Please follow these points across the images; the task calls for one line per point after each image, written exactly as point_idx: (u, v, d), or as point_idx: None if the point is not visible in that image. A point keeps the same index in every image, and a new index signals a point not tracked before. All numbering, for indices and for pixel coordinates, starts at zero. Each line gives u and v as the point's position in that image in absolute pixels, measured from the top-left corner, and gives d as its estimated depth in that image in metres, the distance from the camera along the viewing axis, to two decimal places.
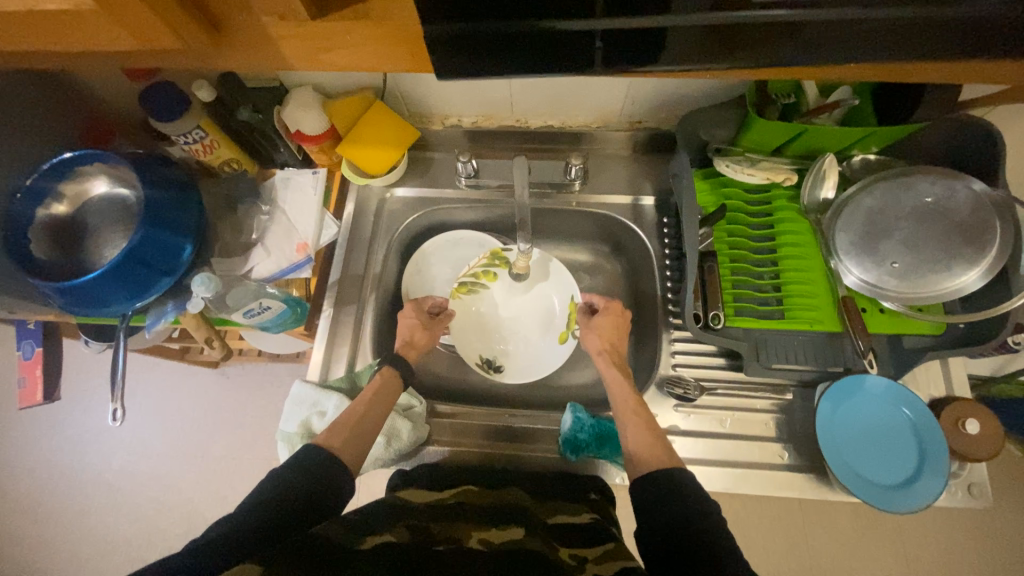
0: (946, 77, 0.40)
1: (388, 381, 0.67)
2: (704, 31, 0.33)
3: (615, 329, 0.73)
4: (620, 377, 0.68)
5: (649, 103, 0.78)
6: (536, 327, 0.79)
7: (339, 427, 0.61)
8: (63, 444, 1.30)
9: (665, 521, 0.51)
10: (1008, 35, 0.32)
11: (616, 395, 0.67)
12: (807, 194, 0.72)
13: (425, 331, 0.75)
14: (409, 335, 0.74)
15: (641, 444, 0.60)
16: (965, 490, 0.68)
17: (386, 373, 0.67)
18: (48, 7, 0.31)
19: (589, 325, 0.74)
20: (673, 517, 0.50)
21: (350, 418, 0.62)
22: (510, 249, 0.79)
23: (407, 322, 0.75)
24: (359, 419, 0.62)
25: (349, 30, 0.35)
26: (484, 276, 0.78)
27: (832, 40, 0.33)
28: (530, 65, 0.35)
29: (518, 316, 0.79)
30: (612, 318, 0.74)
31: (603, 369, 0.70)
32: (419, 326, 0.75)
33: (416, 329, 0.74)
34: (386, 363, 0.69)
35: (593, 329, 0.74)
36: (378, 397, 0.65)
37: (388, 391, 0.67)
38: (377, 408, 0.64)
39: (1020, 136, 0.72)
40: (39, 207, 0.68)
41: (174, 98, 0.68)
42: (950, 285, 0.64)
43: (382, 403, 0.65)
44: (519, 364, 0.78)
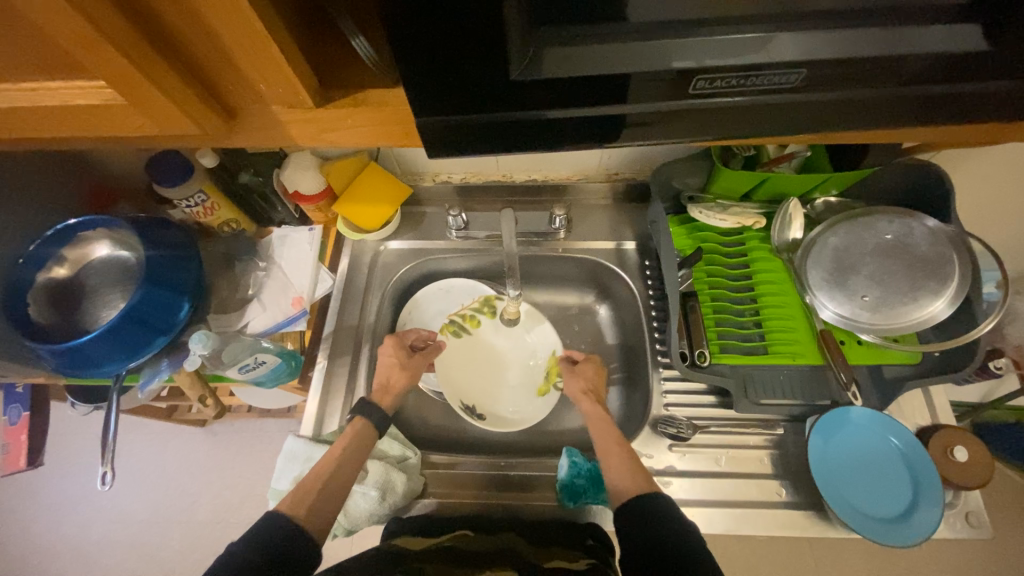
0: (885, 137, 0.45)
1: (359, 432, 0.66)
2: (665, 113, 0.37)
3: (597, 377, 0.75)
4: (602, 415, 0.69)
5: (624, 157, 0.85)
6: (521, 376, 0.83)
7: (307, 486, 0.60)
8: (40, 516, 1.24)
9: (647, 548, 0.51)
10: (919, 110, 0.37)
11: (599, 433, 0.67)
12: (777, 234, 0.77)
13: (403, 370, 0.74)
14: (386, 376, 0.74)
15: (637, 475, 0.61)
16: (964, 520, 0.68)
17: (360, 424, 0.67)
18: (80, 102, 0.35)
19: (570, 374, 0.75)
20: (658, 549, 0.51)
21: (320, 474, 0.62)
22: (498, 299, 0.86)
23: (385, 361, 0.74)
24: (332, 477, 0.62)
25: (350, 115, 0.39)
26: (470, 321, 0.85)
27: (775, 116, 0.38)
28: (511, 141, 0.39)
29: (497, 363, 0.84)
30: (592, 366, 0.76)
31: (587, 410, 0.71)
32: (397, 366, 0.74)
33: (394, 369, 0.74)
34: (357, 414, 0.68)
35: (573, 376, 0.75)
36: (349, 452, 0.64)
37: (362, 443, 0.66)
38: (349, 463, 0.64)
39: (965, 177, 0.78)
40: (41, 272, 0.70)
41: (178, 166, 0.73)
42: (919, 315, 0.67)
43: (355, 457, 0.65)
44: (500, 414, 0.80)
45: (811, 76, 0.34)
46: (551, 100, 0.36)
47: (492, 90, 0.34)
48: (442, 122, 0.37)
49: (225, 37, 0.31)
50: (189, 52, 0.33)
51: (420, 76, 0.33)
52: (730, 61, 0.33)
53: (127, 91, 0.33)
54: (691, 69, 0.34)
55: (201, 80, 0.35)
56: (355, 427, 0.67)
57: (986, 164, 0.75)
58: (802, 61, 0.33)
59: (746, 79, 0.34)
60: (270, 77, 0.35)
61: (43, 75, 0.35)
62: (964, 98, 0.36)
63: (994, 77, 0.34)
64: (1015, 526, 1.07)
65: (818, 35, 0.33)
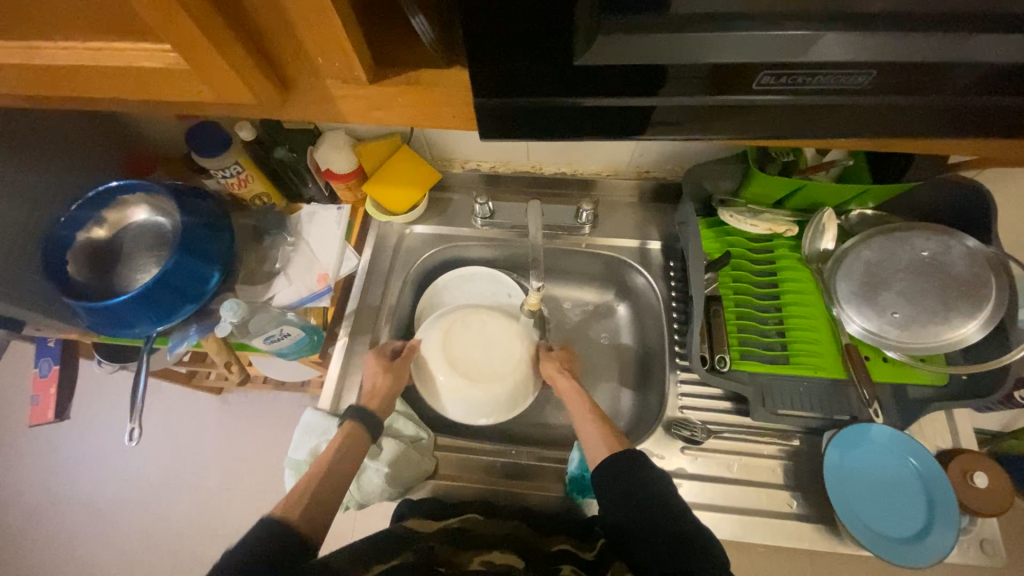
0: (942, 148, 0.43)
1: (353, 432, 0.67)
2: (718, 107, 0.37)
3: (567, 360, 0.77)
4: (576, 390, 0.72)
5: (656, 155, 0.84)
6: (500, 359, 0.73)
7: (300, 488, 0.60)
8: (60, 469, 1.29)
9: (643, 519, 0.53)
10: (976, 120, 0.36)
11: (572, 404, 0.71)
12: (808, 244, 0.75)
13: (387, 374, 0.72)
14: (371, 381, 0.72)
15: None
16: (977, 547, 0.67)
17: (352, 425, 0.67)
18: (146, 65, 0.36)
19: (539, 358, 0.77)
20: (662, 526, 0.52)
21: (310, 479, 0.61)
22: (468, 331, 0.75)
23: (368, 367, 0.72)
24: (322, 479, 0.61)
25: (400, 94, 0.39)
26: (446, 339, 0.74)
27: (829, 117, 0.37)
28: (553, 129, 0.39)
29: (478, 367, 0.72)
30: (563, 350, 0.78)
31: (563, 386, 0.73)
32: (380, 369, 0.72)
33: (379, 374, 0.72)
34: (351, 418, 0.68)
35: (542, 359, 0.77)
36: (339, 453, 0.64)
37: (352, 444, 0.66)
38: (343, 461, 0.64)
39: (1010, 197, 0.76)
40: (80, 231, 0.72)
41: (217, 137, 0.74)
42: (950, 337, 0.65)
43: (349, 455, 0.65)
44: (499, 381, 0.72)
45: (873, 78, 0.33)
46: (598, 86, 0.35)
47: (546, 74, 0.34)
48: (490, 106, 0.37)
49: (292, 10, 0.32)
50: (253, 21, 0.34)
51: (475, 58, 0.33)
52: (791, 56, 0.32)
53: (192, 57, 0.34)
54: (749, 66, 0.33)
55: (262, 51, 0.36)
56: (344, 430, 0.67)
57: None
58: (864, 62, 0.32)
59: (802, 78, 0.33)
60: (328, 51, 0.35)
61: (111, 34, 0.36)
62: (1020, 113, 0.35)
63: None
64: None
65: (885, 35, 0.32)
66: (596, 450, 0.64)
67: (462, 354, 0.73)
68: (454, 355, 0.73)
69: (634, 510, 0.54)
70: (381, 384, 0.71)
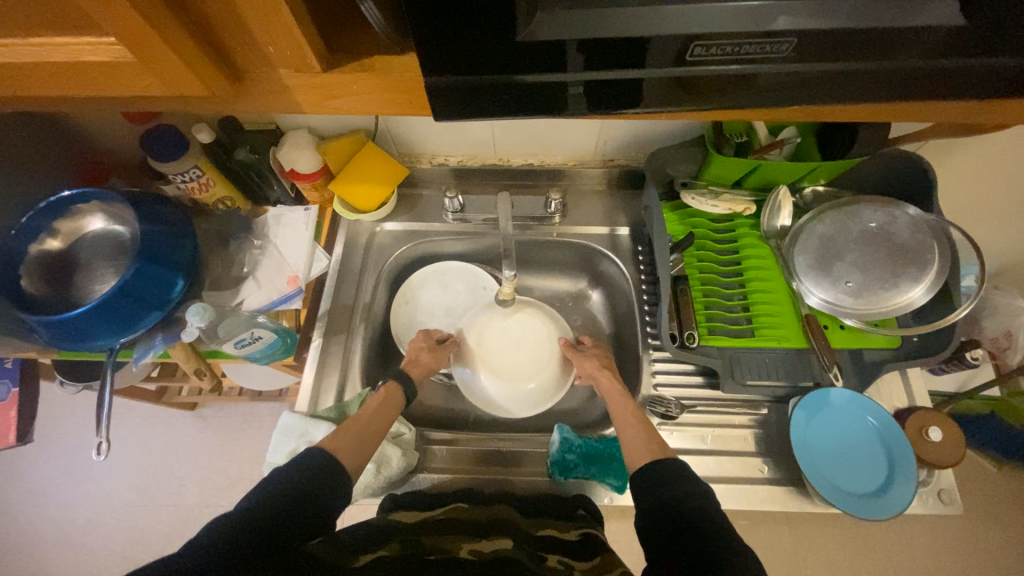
0: (883, 115, 0.46)
1: (390, 397, 0.70)
2: (665, 81, 0.38)
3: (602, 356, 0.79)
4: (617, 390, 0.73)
5: (619, 143, 0.86)
6: (531, 359, 0.77)
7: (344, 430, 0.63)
8: (25, 497, 1.23)
9: (674, 536, 0.50)
10: (905, 86, 0.38)
11: (614, 402, 0.72)
12: (766, 222, 0.79)
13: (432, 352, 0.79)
14: (414, 355, 0.79)
15: (639, 451, 0.63)
16: (935, 497, 0.71)
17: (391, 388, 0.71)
18: (90, 59, 0.35)
19: (575, 355, 0.78)
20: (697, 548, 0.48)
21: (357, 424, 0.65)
22: (500, 329, 0.78)
23: (414, 344, 0.80)
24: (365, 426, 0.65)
25: (355, 81, 0.40)
26: (478, 337, 0.79)
27: (770, 88, 0.39)
28: (510, 108, 0.40)
29: (507, 366, 0.77)
30: (600, 350, 0.80)
31: (604, 384, 0.74)
32: (425, 348, 0.80)
33: (422, 351, 0.79)
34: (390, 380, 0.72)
35: (581, 357, 0.78)
36: (383, 406, 0.69)
37: (388, 406, 0.69)
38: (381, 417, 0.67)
39: (948, 168, 0.81)
40: (33, 243, 0.69)
41: (173, 141, 0.72)
42: (900, 301, 0.69)
43: (384, 414, 0.68)
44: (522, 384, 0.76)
45: (801, 48, 0.36)
46: (549, 65, 0.36)
47: (499, 53, 0.35)
48: (442, 84, 0.38)
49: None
50: (198, 9, 0.34)
51: (428, 39, 0.34)
52: (727, 29, 0.34)
53: (137, 48, 0.33)
54: (687, 37, 0.35)
55: (212, 42, 0.36)
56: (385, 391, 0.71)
57: (967, 156, 0.78)
58: (791, 31, 0.34)
59: (739, 49, 0.35)
60: (279, 39, 0.35)
61: (51, 29, 0.35)
62: (942, 74, 0.37)
63: (974, 53, 0.36)
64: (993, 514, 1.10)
65: (811, 7, 0.34)
66: (636, 452, 0.63)
67: (493, 350, 0.77)
68: (485, 352, 0.78)
69: (660, 526, 0.52)
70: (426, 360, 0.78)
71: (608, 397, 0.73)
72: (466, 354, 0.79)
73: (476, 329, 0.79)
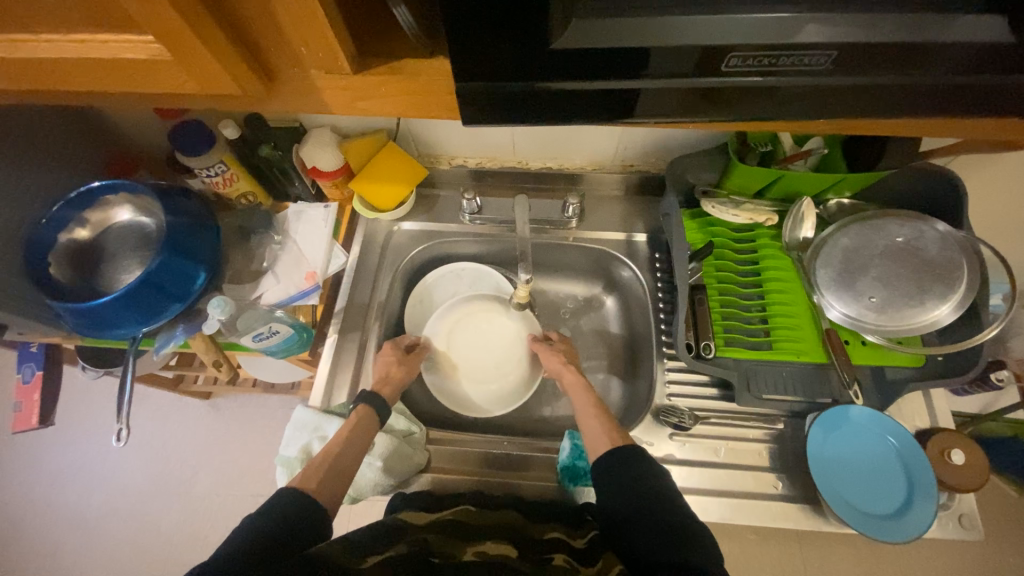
0: (919, 130, 0.44)
1: (363, 421, 0.67)
2: (695, 90, 0.38)
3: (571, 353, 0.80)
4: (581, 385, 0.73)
5: (639, 149, 0.85)
6: (500, 357, 0.85)
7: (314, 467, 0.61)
8: (45, 478, 1.26)
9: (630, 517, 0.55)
10: (943, 100, 0.37)
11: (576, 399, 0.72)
12: (788, 233, 0.77)
13: (402, 366, 0.77)
14: (385, 370, 0.76)
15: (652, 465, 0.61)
16: (956, 522, 0.69)
17: (361, 412, 0.68)
18: (128, 56, 0.36)
19: (546, 352, 0.79)
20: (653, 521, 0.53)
21: (327, 456, 0.63)
22: (467, 329, 0.86)
23: (383, 358, 0.77)
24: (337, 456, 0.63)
25: (383, 83, 0.40)
26: (448, 342, 0.85)
27: (803, 99, 0.38)
28: (536, 113, 0.40)
29: (479, 366, 0.84)
30: (567, 345, 0.81)
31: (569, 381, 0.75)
32: (394, 361, 0.77)
33: (393, 364, 0.77)
34: (359, 403, 0.69)
35: (549, 353, 0.79)
36: (351, 436, 0.66)
37: (362, 433, 0.67)
38: (354, 445, 0.65)
39: (980, 184, 0.79)
40: (62, 232, 0.71)
41: (202, 137, 0.74)
42: (925, 319, 0.68)
43: (358, 441, 0.66)
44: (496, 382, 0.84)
45: (839, 61, 0.35)
46: (577, 71, 0.36)
47: (528, 59, 0.35)
48: (470, 89, 0.38)
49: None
50: (234, 10, 0.34)
51: (458, 44, 0.34)
52: (759, 40, 0.34)
53: (175, 46, 0.34)
54: (718, 47, 0.34)
55: (246, 42, 0.37)
56: (357, 414, 0.68)
57: (1002, 172, 0.75)
58: (828, 43, 0.34)
59: (772, 60, 0.35)
60: (312, 41, 0.36)
61: (93, 26, 0.36)
62: (981, 91, 0.36)
63: (1018, 71, 0.34)
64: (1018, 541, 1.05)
65: (850, 19, 0.33)
66: (597, 444, 0.63)
67: (464, 353, 0.84)
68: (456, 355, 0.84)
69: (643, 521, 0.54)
70: (397, 374, 0.76)
71: (574, 394, 0.73)
72: (438, 358, 0.84)
73: (445, 334, 0.85)
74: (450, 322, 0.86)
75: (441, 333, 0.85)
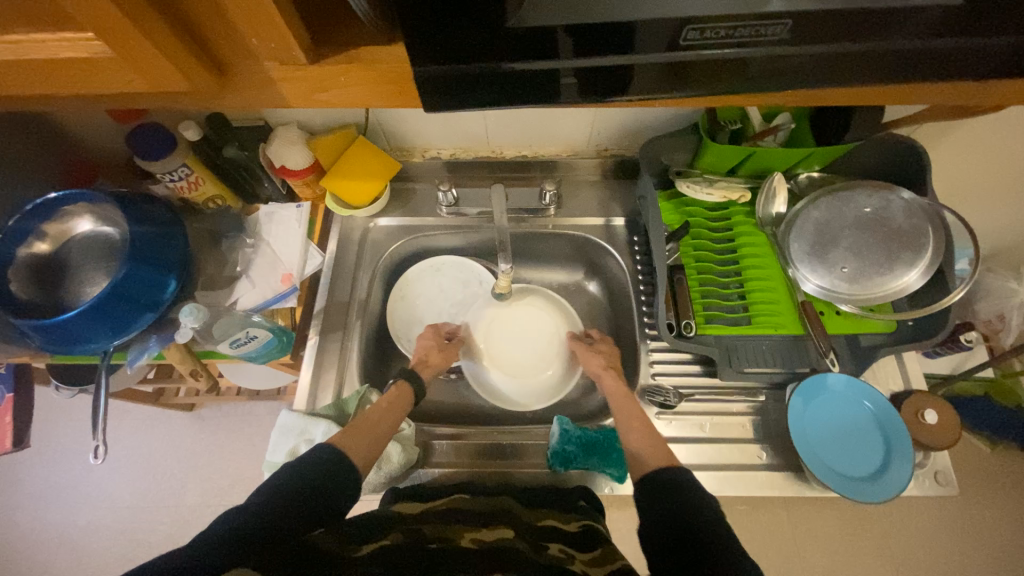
0: (884, 97, 0.45)
1: (401, 395, 0.70)
2: (660, 67, 0.38)
3: (610, 354, 0.78)
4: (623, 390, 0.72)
5: (613, 132, 0.85)
6: (538, 352, 0.81)
7: (354, 430, 0.62)
8: (25, 503, 1.22)
9: (676, 545, 0.48)
10: (902, 66, 0.38)
11: (615, 397, 0.71)
12: (762, 209, 0.78)
13: (441, 354, 0.80)
14: (424, 354, 0.80)
15: (642, 444, 0.62)
16: (932, 478, 0.72)
17: (402, 386, 0.71)
18: (67, 55, 0.34)
19: (582, 351, 0.78)
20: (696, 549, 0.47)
21: (369, 420, 0.65)
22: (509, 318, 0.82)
23: (423, 343, 0.80)
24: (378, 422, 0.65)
25: (343, 73, 0.39)
26: (487, 330, 0.82)
27: (765, 72, 0.38)
28: (501, 98, 0.39)
29: (516, 357, 0.80)
30: (608, 345, 0.79)
31: (608, 384, 0.73)
32: (434, 348, 0.80)
33: (432, 350, 0.80)
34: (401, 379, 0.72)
35: (589, 354, 0.77)
36: (391, 407, 0.68)
37: (399, 406, 0.69)
38: (392, 416, 0.67)
39: (941, 151, 0.81)
40: (21, 246, 0.68)
41: (162, 139, 0.71)
42: (895, 285, 0.70)
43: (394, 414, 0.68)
44: (530, 377, 0.79)
45: (797, 31, 0.35)
46: (540, 51, 0.36)
47: (488, 41, 0.35)
48: (432, 75, 0.37)
49: None
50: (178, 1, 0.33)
51: (416, 28, 0.33)
52: (719, 12, 0.34)
53: (115, 41, 0.32)
54: (680, 22, 0.34)
55: (194, 35, 0.35)
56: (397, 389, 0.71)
57: (961, 139, 0.78)
58: (787, 13, 0.34)
59: (732, 32, 0.35)
60: (263, 31, 0.35)
61: (27, 25, 0.34)
62: (937, 56, 0.37)
63: (969, 35, 0.35)
64: (991, 492, 1.10)
65: None
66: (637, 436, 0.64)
67: (502, 342, 0.81)
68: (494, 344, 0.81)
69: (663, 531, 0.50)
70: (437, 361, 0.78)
71: (615, 396, 0.72)
72: (476, 345, 0.82)
73: (486, 322, 0.82)
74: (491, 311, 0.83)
75: (479, 322, 0.83)
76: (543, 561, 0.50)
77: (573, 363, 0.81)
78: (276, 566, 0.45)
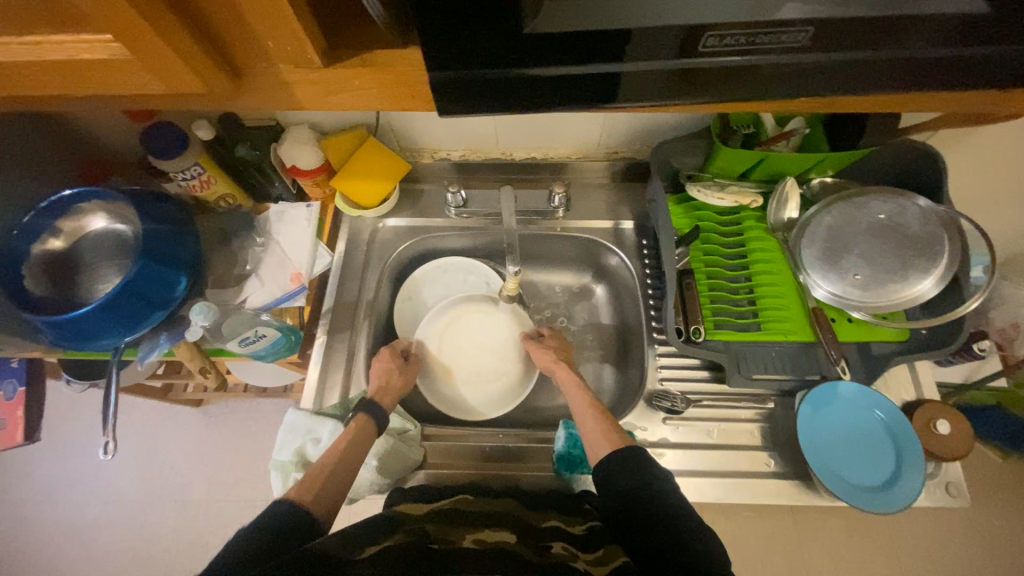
0: (903, 103, 0.44)
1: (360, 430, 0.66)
2: (674, 73, 0.37)
3: (560, 348, 0.79)
4: (575, 382, 0.73)
5: (623, 135, 0.84)
6: (493, 360, 0.83)
7: (311, 478, 0.60)
8: (36, 495, 1.24)
9: (644, 532, 0.53)
10: (924, 70, 0.37)
11: (573, 397, 0.71)
12: (773, 214, 0.78)
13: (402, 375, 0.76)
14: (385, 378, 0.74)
15: None
16: (943, 490, 0.71)
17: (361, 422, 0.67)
18: (86, 56, 0.35)
19: (536, 349, 0.79)
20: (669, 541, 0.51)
21: (326, 464, 0.62)
22: (462, 328, 0.84)
23: (381, 366, 0.75)
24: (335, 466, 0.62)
25: (356, 76, 0.39)
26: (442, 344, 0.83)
27: (782, 77, 0.38)
28: (512, 103, 0.39)
29: (473, 368, 0.82)
30: (560, 341, 0.81)
31: (562, 377, 0.74)
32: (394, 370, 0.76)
33: (391, 373, 0.75)
34: (359, 411, 0.68)
35: (539, 349, 0.79)
36: (350, 447, 0.64)
37: (363, 439, 0.66)
38: (352, 457, 0.64)
39: (958, 157, 0.80)
40: (35, 242, 0.69)
41: (174, 138, 0.72)
42: (908, 293, 0.69)
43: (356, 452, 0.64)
44: (488, 385, 0.82)
45: (816, 36, 0.34)
46: (553, 56, 0.36)
47: (502, 46, 0.35)
48: (446, 78, 0.37)
49: None
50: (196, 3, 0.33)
51: (430, 32, 0.33)
52: (736, 19, 0.33)
53: (134, 44, 0.33)
54: (696, 28, 0.34)
55: (211, 37, 0.35)
56: (356, 425, 0.66)
57: (980, 145, 0.76)
58: (805, 19, 0.33)
59: (749, 39, 0.34)
60: (279, 33, 0.35)
61: (47, 27, 0.34)
62: (960, 62, 0.36)
63: (994, 41, 0.34)
64: (1004, 504, 1.08)
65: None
66: (596, 443, 0.63)
67: (457, 355, 0.83)
68: (450, 358, 0.83)
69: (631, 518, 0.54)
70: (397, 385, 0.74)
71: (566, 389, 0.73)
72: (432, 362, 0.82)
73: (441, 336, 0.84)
74: (445, 324, 0.84)
75: (434, 337, 0.84)
76: (546, 565, 0.50)
77: (527, 364, 0.83)
78: (279, 566, 0.45)
